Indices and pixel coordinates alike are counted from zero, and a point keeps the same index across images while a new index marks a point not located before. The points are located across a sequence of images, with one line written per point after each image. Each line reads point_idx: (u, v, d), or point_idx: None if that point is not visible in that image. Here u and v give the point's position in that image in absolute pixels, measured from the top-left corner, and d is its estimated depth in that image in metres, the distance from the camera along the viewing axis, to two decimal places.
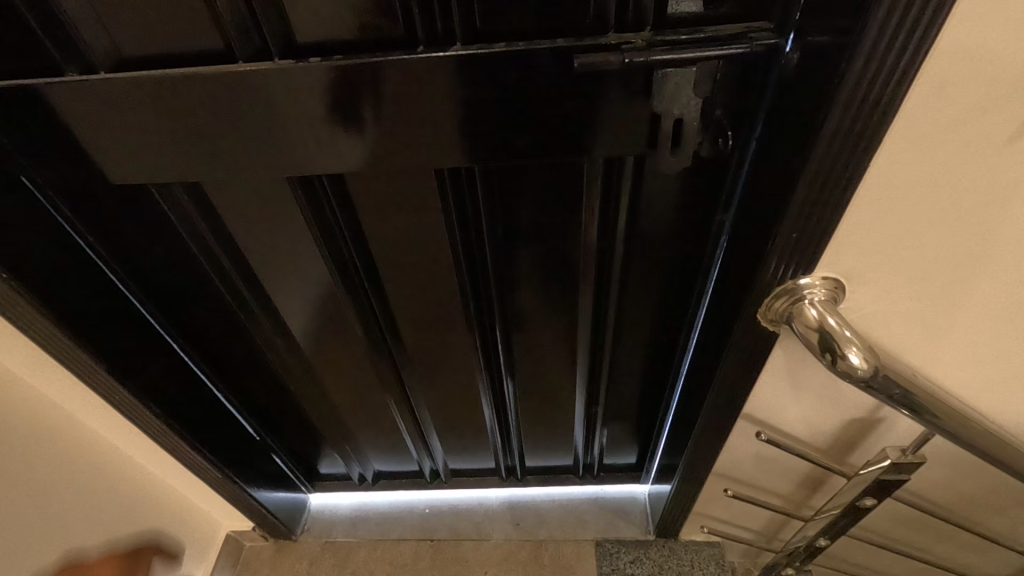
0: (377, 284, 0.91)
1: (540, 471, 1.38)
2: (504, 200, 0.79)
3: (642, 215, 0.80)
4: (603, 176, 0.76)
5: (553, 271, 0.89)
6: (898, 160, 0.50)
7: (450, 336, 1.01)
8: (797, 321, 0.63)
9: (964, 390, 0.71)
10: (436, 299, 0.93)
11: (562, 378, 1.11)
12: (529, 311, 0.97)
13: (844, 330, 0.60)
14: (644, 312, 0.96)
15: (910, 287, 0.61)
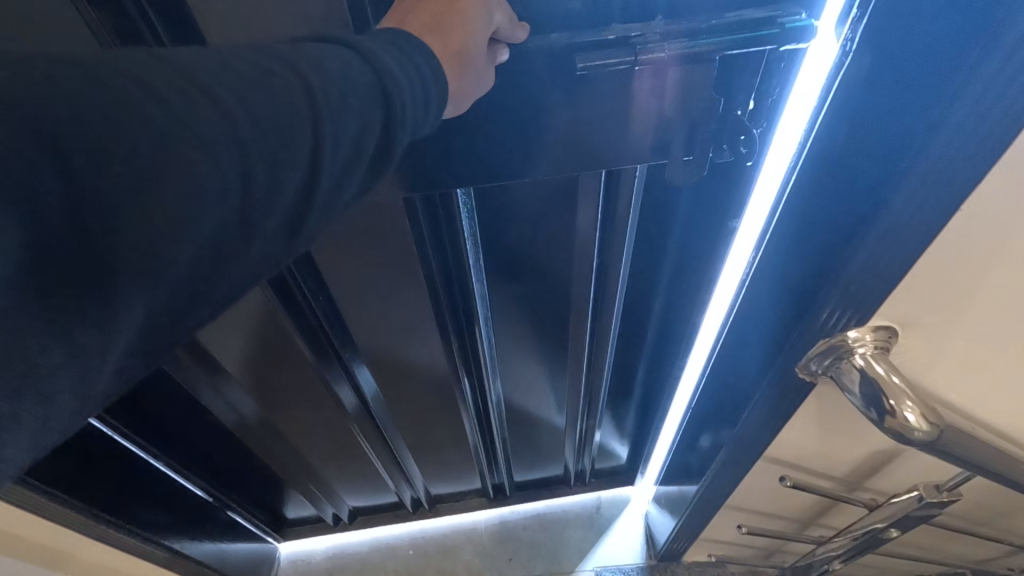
0: (345, 330, 0.80)
1: (524, 488, 1.42)
2: (488, 222, 0.69)
3: (643, 221, 0.73)
4: (608, 196, 0.66)
5: (539, 289, 0.81)
6: (991, 208, 0.41)
7: (430, 364, 0.91)
8: (845, 376, 0.54)
9: (1011, 426, 0.63)
10: (413, 329, 0.83)
11: (546, 399, 1.09)
12: (512, 332, 0.89)
13: (894, 378, 0.52)
14: (638, 313, 0.91)
15: (972, 330, 0.51)
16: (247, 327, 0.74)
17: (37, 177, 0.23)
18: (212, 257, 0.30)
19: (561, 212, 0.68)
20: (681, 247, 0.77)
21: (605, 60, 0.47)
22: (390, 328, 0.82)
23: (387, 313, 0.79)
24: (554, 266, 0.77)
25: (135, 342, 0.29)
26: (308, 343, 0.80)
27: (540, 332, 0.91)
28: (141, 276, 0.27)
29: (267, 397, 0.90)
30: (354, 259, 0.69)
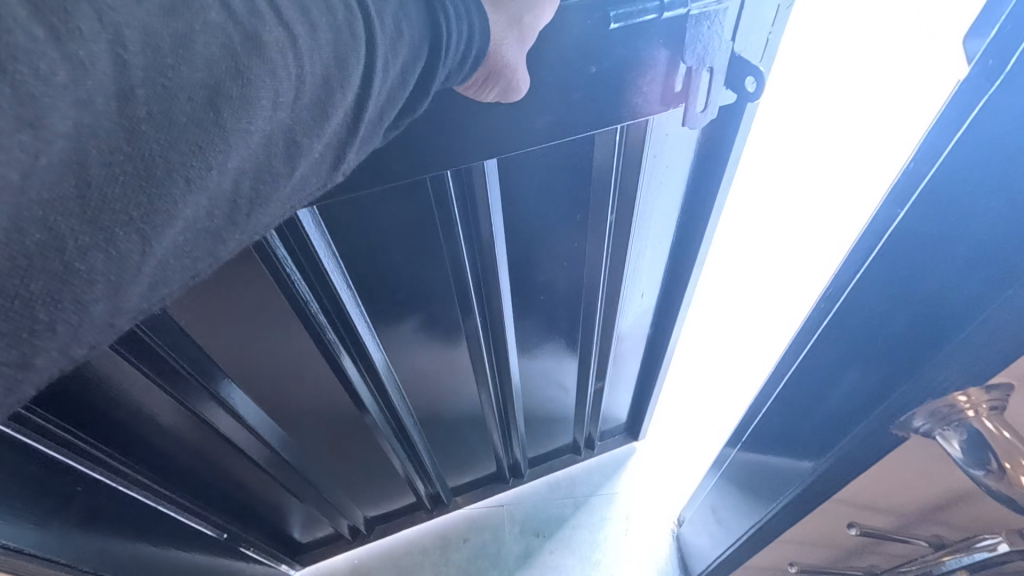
0: (353, 319, 0.75)
1: (541, 459, 1.48)
2: (513, 198, 0.67)
3: (662, 182, 0.74)
4: (627, 160, 0.67)
5: (562, 259, 0.82)
6: None
7: (448, 343, 0.89)
8: (953, 439, 0.52)
9: None
10: (432, 310, 0.81)
11: (561, 367, 1.11)
12: (533, 305, 0.89)
13: (1003, 433, 0.48)
14: (652, 264, 0.94)
15: None
16: (249, 330, 0.69)
17: (85, 49, 0.21)
18: (253, 172, 0.29)
19: (582, 174, 0.69)
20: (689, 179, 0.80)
21: (637, 14, 0.43)
22: (406, 309, 0.79)
23: (409, 295, 0.77)
24: (575, 230, 0.78)
25: (177, 247, 0.27)
26: (314, 338, 0.75)
27: (559, 300, 0.92)
28: (189, 186, 0.25)
29: (278, 403, 0.85)
30: (374, 235, 0.65)
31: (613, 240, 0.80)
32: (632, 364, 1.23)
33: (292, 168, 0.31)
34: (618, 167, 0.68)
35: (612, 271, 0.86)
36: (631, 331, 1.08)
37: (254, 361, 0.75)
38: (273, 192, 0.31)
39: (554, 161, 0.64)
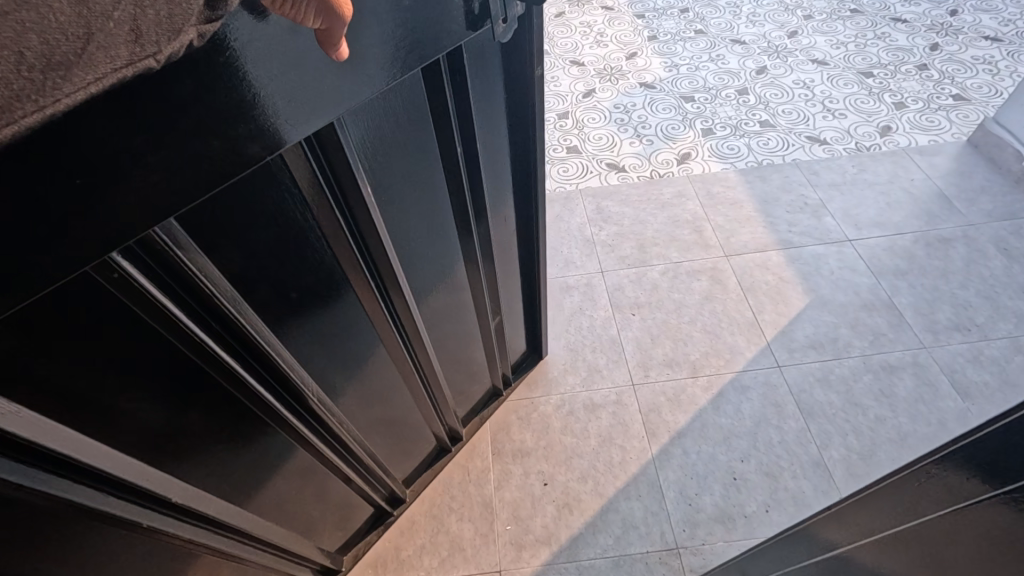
0: (254, 334, 0.67)
1: (471, 420, 1.38)
2: (373, 160, 0.70)
3: (488, 99, 0.83)
4: (455, 83, 0.75)
5: (434, 211, 0.87)
6: None
7: (359, 328, 0.85)
8: None
9: None
10: (337, 304, 0.78)
11: (458, 313, 1.09)
12: (421, 260, 0.89)
13: None
14: (507, 193, 1.03)
15: None
16: (126, 380, 0.57)
17: None
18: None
19: (423, 121, 0.74)
20: (507, 101, 0.89)
21: None
22: (308, 312, 0.74)
23: (309, 281, 0.71)
24: (436, 175, 0.83)
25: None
26: (212, 373, 0.65)
27: (442, 244, 0.93)
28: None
29: (190, 466, 0.71)
30: (246, 240, 0.60)
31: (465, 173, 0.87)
32: (519, 302, 1.31)
33: (89, 32, 0.30)
34: (450, 97, 0.75)
35: (470, 187, 0.90)
36: (509, 263, 1.18)
37: (141, 419, 0.61)
38: (83, 58, 0.30)
39: (393, 111, 0.68)
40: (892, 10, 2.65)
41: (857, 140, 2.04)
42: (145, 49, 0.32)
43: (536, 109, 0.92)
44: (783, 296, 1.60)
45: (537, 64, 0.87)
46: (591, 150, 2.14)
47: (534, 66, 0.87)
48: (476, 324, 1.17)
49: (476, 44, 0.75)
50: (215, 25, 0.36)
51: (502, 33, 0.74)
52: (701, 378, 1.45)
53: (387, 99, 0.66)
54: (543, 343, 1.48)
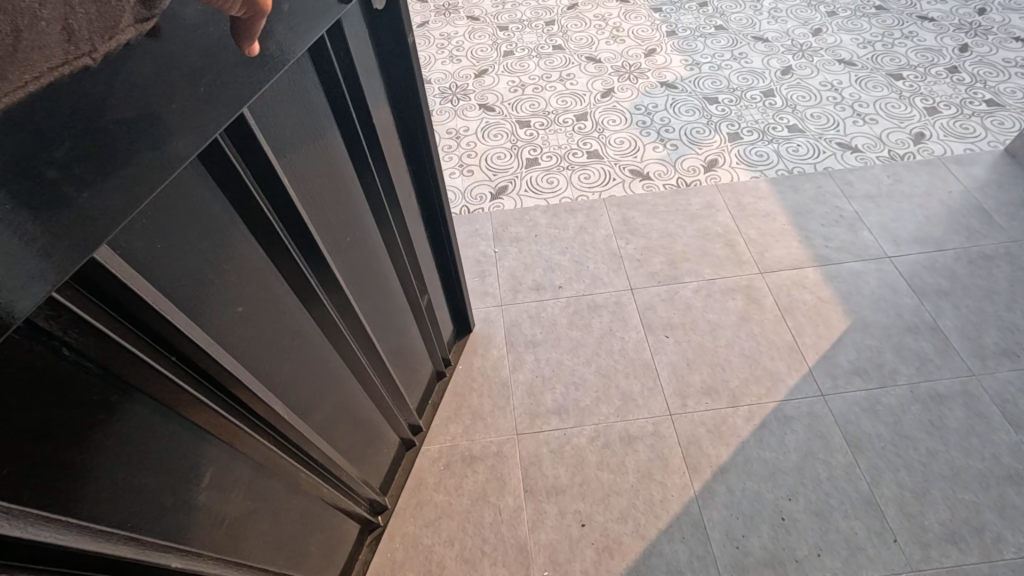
0: (210, 358, 0.63)
1: (422, 408, 1.39)
2: (286, 153, 0.70)
3: (371, 75, 0.87)
4: (340, 57, 0.77)
5: (348, 197, 0.88)
6: None
7: (304, 330, 0.83)
8: None
9: None
10: (279, 308, 0.76)
11: (391, 298, 1.11)
12: (347, 250, 0.90)
13: None
14: (401, 168, 1.06)
15: None
16: (77, 432, 0.50)
17: None
18: None
19: (318, 103, 0.76)
20: (383, 74, 0.93)
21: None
22: (254, 321, 0.72)
23: (240, 286, 0.68)
24: (341, 160, 0.84)
25: None
26: (169, 409, 0.60)
27: (361, 231, 0.94)
28: None
29: (165, 518, 0.64)
30: (174, 252, 0.57)
31: (368, 153, 0.90)
32: (437, 281, 1.35)
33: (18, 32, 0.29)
34: (338, 72, 0.77)
35: (375, 165, 0.92)
36: (421, 239, 1.22)
37: (103, 477, 0.54)
38: (18, 55, 0.30)
39: (291, 98, 0.70)
40: (918, 7, 2.56)
41: (890, 147, 1.96)
42: (77, 50, 0.32)
43: (417, 79, 0.97)
44: (823, 318, 1.53)
45: (409, 32, 0.91)
46: (612, 155, 2.03)
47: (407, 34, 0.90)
48: (408, 308, 1.19)
49: (350, 15, 0.77)
50: (146, 24, 0.37)
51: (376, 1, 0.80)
52: (741, 409, 1.38)
53: (283, 85, 0.68)
54: (469, 317, 1.54)
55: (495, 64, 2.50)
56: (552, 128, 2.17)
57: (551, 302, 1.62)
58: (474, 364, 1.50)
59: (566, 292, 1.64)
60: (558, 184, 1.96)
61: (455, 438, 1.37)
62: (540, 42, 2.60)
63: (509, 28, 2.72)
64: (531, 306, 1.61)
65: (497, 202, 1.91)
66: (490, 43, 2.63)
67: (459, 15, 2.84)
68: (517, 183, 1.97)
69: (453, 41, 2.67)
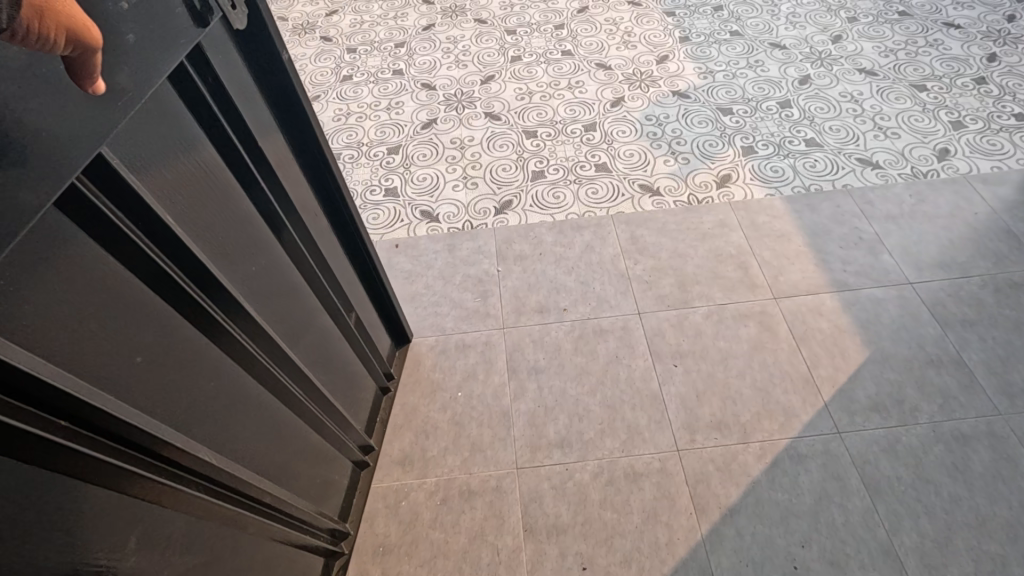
0: (111, 414, 0.59)
1: (375, 429, 1.37)
2: (161, 190, 0.67)
3: (247, 102, 0.83)
4: (208, 83, 0.74)
5: (248, 225, 0.85)
6: None
7: (224, 368, 0.80)
8: None
9: None
10: (189, 349, 0.73)
11: (318, 322, 1.08)
12: (256, 279, 0.87)
13: None
14: (305, 188, 1.03)
15: None
16: None
17: None
18: None
19: (192, 134, 0.73)
20: (263, 97, 0.89)
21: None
22: (162, 368, 0.68)
23: (134, 331, 0.65)
24: (233, 188, 0.82)
25: None
26: (74, 478, 0.56)
27: (271, 258, 0.91)
28: None
29: None
30: (44, 306, 0.54)
31: (262, 179, 0.87)
32: (364, 299, 1.32)
33: None
34: (208, 98, 0.74)
35: (272, 192, 0.89)
36: (341, 258, 1.19)
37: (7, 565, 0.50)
38: None
39: (153, 136, 0.66)
40: (943, 13, 2.46)
41: (912, 163, 1.88)
42: None
43: (302, 94, 0.92)
44: (840, 348, 1.46)
45: (282, 49, 0.86)
46: (621, 169, 1.97)
47: (280, 48, 0.85)
48: (339, 330, 1.16)
49: (209, 45, 0.73)
50: None
51: (236, 19, 0.76)
52: (753, 445, 1.32)
53: (140, 122, 0.64)
54: (405, 329, 1.51)
55: (502, 70, 2.43)
56: (560, 139, 2.10)
57: (555, 325, 1.56)
58: (473, 391, 1.45)
59: (571, 315, 1.58)
60: (564, 199, 1.89)
61: (452, 470, 1.32)
62: (548, 47, 2.53)
63: (517, 31, 2.64)
64: (534, 330, 1.56)
65: (501, 218, 1.85)
66: (498, 48, 2.55)
67: (466, 17, 2.76)
68: (521, 197, 1.91)
69: (460, 45, 2.60)
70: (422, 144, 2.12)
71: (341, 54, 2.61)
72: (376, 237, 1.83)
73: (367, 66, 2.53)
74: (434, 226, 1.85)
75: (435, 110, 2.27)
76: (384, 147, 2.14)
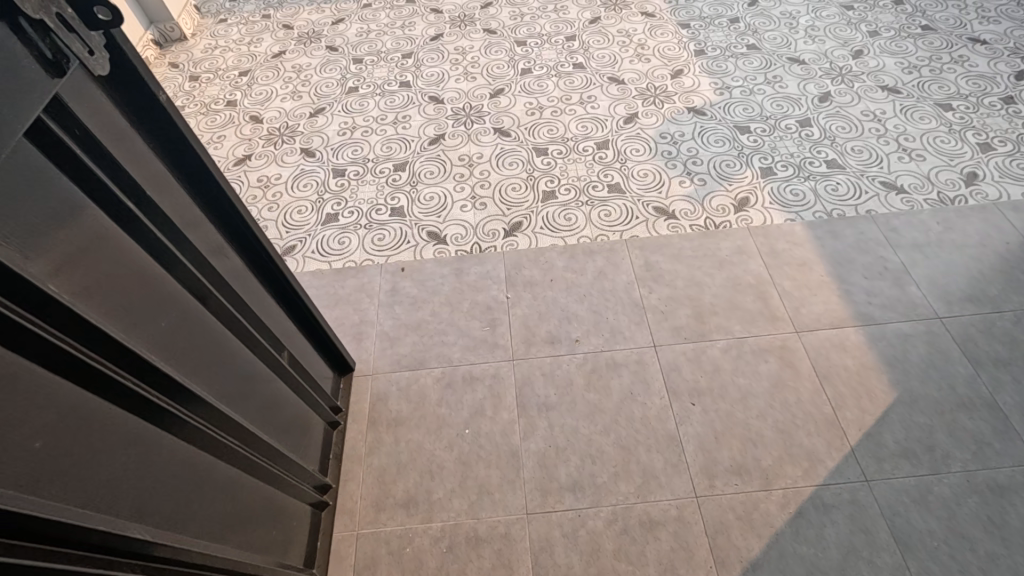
0: (31, 514, 0.54)
1: (332, 467, 1.33)
2: (38, 267, 0.62)
3: (129, 157, 0.76)
4: (77, 136, 0.68)
5: (150, 285, 0.79)
6: None
7: (142, 434, 0.74)
8: None
9: None
10: (102, 424, 0.68)
11: (248, 370, 1.02)
12: (166, 337, 0.81)
13: None
14: (212, 232, 0.96)
15: None
16: None
17: None
18: None
19: (67, 195, 0.67)
20: (149, 148, 0.81)
21: None
22: (71, 452, 0.63)
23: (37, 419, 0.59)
24: (125, 243, 0.75)
25: None
26: None
27: (183, 312, 0.86)
28: None
29: None
30: None
31: (157, 229, 0.80)
32: (295, 336, 1.26)
33: None
34: (81, 154, 0.68)
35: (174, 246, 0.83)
36: (262, 295, 1.12)
37: None
38: None
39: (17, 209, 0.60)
40: (968, 28, 2.38)
41: (939, 188, 1.80)
42: None
43: (190, 135, 0.85)
44: (866, 388, 1.39)
45: (161, 94, 0.79)
46: (635, 190, 1.90)
47: (157, 90, 0.78)
48: (272, 371, 1.10)
49: (70, 106, 0.66)
50: None
51: (98, 66, 0.67)
52: (776, 493, 1.25)
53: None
54: (346, 357, 1.46)
55: (512, 83, 2.37)
56: (572, 157, 2.03)
57: (567, 357, 1.49)
58: (481, 429, 1.39)
59: (583, 347, 1.51)
60: (576, 221, 1.83)
61: (459, 515, 1.26)
62: (559, 59, 2.46)
63: (527, 42, 2.58)
64: (545, 363, 1.49)
65: (510, 240, 1.79)
66: (507, 60, 2.49)
67: (475, 27, 2.70)
68: (532, 219, 1.85)
69: (469, 56, 2.54)
70: (430, 161, 2.06)
71: (348, 64, 2.56)
72: (382, 260, 1.77)
73: (374, 77, 2.47)
74: (440, 248, 1.79)
75: (443, 125, 2.21)
76: (390, 163, 2.08)
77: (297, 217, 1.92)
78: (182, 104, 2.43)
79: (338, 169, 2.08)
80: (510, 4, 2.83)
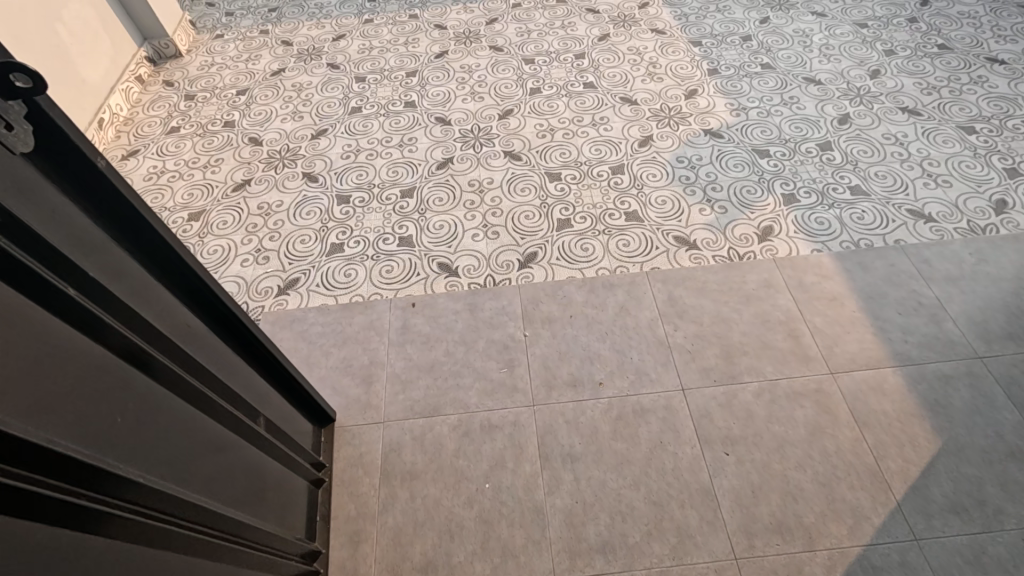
0: None
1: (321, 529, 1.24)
2: None
3: (62, 233, 0.68)
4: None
5: (93, 370, 0.71)
6: None
7: (91, 552, 0.64)
8: None
9: None
10: (55, 550, 0.60)
11: (214, 442, 0.94)
12: (116, 427, 0.73)
13: None
14: (166, 298, 0.88)
15: None
16: None
17: None
18: None
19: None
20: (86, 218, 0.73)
21: None
22: None
23: None
24: (65, 332, 0.67)
25: None
26: None
27: (137, 395, 0.78)
28: None
29: None
30: None
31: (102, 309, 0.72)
32: (267, 394, 1.17)
33: None
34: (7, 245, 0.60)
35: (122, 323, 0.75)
36: (229, 358, 1.04)
37: None
38: None
39: None
40: (985, 48, 2.33)
41: (968, 217, 1.74)
42: None
43: (136, 200, 0.77)
44: (908, 436, 1.31)
45: (97, 158, 0.70)
46: (654, 219, 1.82)
47: (91, 155, 0.69)
48: (244, 440, 1.02)
49: None
50: None
51: (19, 140, 0.61)
52: (821, 554, 1.17)
53: None
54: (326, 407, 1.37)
55: (521, 103, 2.29)
56: (586, 182, 1.96)
57: (590, 403, 1.41)
58: (502, 482, 1.30)
59: (607, 390, 1.43)
60: (594, 252, 1.75)
61: None
62: (569, 78, 2.39)
63: (535, 60, 2.51)
64: (567, 409, 1.41)
65: (525, 272, 1.71)
66: (516, 78, 2.42)
67: (481, 44, 2.63)
68: (547, 249, 1.77)
69: (476, 74, 2.46)
70: (439, 186, 1.98)
71: (352, 83, 2.47)
72: (390, 294, 1.69)
73: (377, 97, 2.39)
74: (452, 281, 1.70)
75: (451, 148, 2.13)
76: (396, 188, 2.00)
77: (299, 247, 1.83)
78: (178, 125, 2.33)
79: (342, 195, 1.99)
80: (516, 20, 2.76)
